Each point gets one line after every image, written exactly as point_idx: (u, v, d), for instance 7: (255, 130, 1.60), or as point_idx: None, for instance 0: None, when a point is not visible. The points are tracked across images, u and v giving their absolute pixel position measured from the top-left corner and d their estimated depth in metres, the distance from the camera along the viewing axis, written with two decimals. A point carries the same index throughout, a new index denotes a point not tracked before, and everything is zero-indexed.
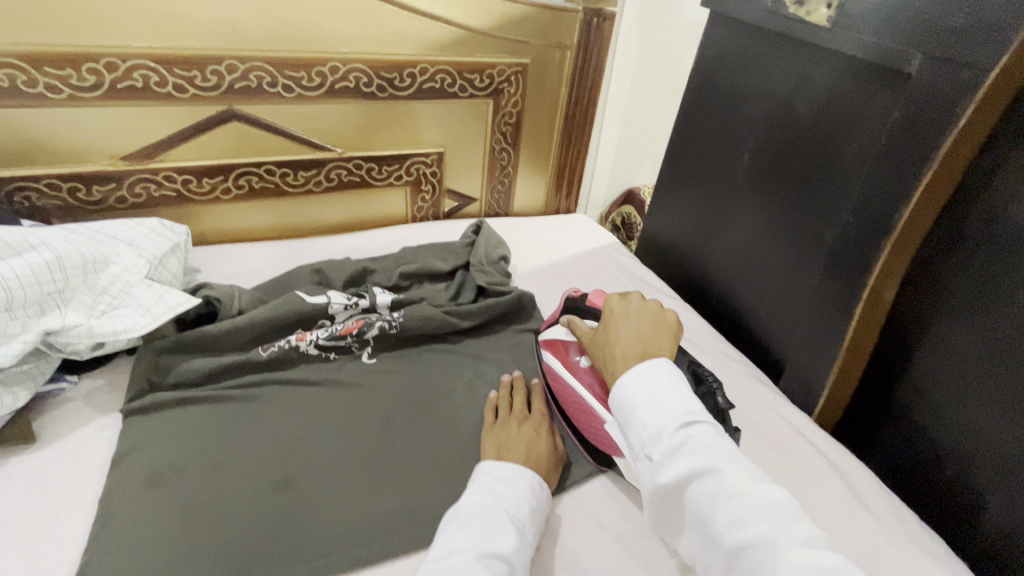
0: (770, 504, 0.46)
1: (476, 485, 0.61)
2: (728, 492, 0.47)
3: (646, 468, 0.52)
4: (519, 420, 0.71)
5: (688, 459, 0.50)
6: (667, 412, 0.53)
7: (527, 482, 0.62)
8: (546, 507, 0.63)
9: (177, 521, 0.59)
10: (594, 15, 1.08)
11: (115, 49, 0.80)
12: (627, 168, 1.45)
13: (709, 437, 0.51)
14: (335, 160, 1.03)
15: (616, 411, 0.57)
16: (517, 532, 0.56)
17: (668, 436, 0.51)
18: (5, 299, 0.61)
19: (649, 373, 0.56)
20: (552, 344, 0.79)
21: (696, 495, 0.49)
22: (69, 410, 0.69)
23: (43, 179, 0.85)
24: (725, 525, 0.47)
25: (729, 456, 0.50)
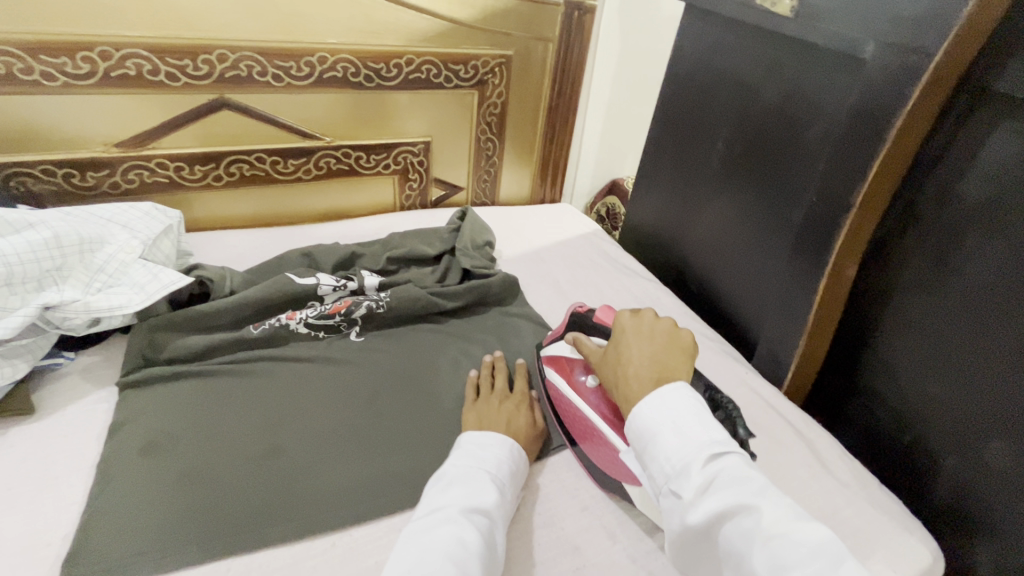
0: (811, 546, 0.44)
1: (459, 450, 0.64)
2: (765, 530, 0.45)
3: (672, 504, 0.50)
4: (500, 397, 0.75)
5: (720, 497, 0.47)
6: (692, 444, 0.51)
7: (507, 446, 0.66)
8: (524, 469, 0.66)
9: (174, 484, 0.62)
10: (575, 8, 1.12)
11: (109, 38, 0.83)
12: (611, 160, 1.49)
13: (738, 470, 0.49)
14: (324, 148, 1.06)
15: (636, 441, 0.55)
16: (497, 490, 0.60)
17: (696, 471, 0.49)
18: (5, 273, 0.64)
19: (672, 402, 0.54)
20: (557, 362, 0.76)
21: (730, 535, 0.47)
22: (67, 384, 0.71)
23: (38, 164, 0.88)
24: (764, 568, 0.44)
25: (762, 490, 0.48)
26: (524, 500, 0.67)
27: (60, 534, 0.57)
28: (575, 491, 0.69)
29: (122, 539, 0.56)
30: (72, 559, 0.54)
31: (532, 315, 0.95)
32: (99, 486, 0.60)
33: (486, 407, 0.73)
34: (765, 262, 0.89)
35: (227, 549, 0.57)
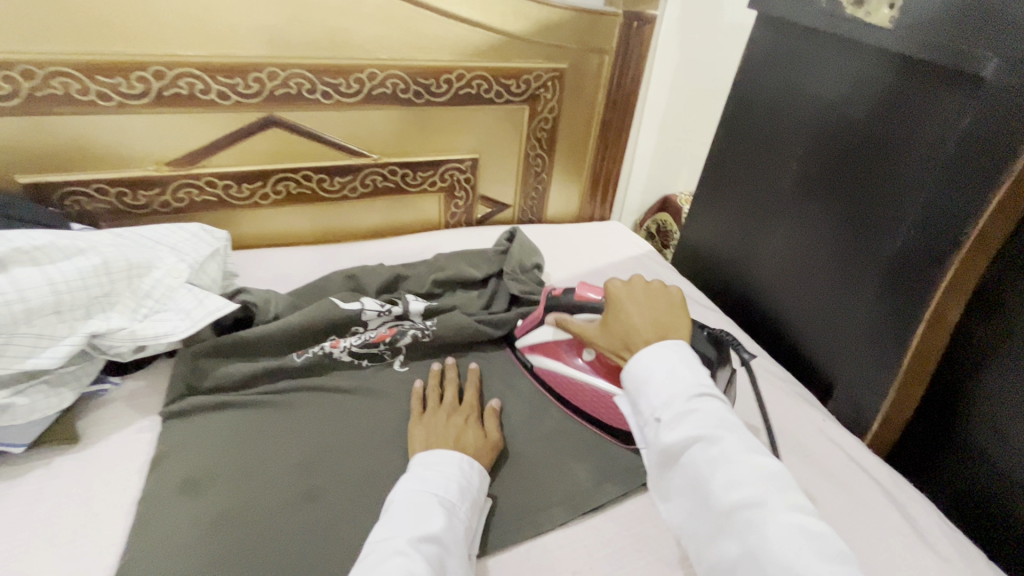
0: (768, 477, 0.47)
1: (406, 475, 0.60)
2: (728, 458, 0.48)
3: (653, 431, 0.54)
4: (449, 410, 0.72)
5: (695, 425, 0.51)
6: (678, 381, 0.54)
7: (459, 465, 0.61)
8: (478, 483, 0.62)
9: (212, 528, 0.59)
10: (634, 19, 1.06)
11: (163, 58, 0.82)
12: (663, 175, 1.41)
13: (719, 409, 0.52)
14: (371, 166, 1.03)
15: (628, 381, 0.58)
16: (446, 513, 0.55)
17: (679, 402, 0.53)
18: (54, 303, 0.62)
19: (666, 350, 0.57)
20: (546, 347, 0.81)
21: (696, 461, 0.50)
22: (112, 411, 0.70)
23: (92, 183, 0.88)
24: (721, 489, 0.48)
25: (734, 428, 0.51)
26: (580, 560, 0.61)
27: None
28: (637, 552, 0.62)
29: None
30: None
31: None
32: (139, 527, 0.58)
33: (436, 422, 0.69)
34: (841, 296, 0.81)
35: None
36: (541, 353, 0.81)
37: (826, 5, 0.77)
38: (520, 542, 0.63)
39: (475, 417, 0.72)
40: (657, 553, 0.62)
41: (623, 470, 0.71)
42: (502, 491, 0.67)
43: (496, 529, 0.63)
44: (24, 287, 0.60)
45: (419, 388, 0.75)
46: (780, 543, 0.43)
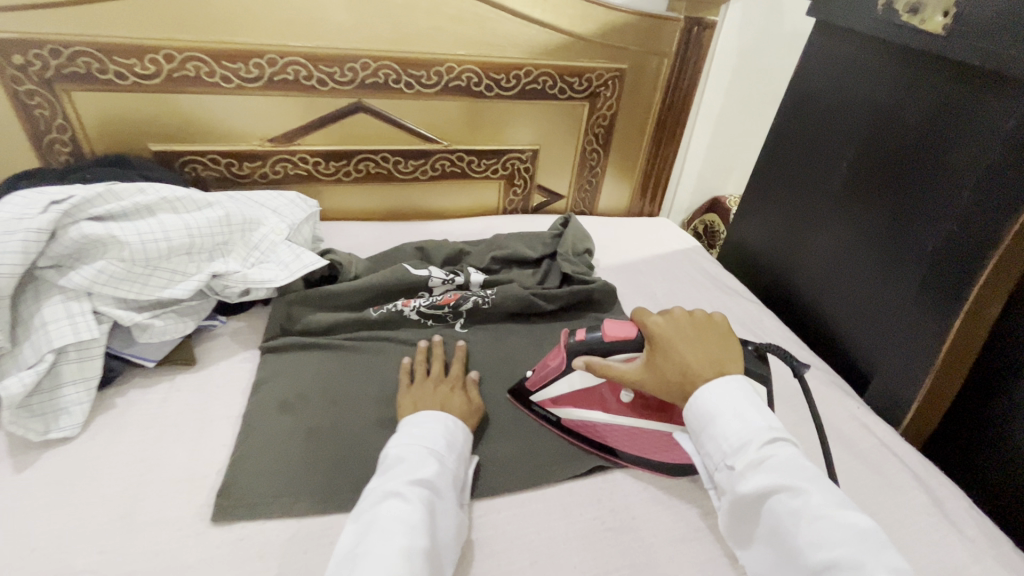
0: (855, 532, 0.49)
1: (396, 435, 0.64)
2: (810, 510, 0.51)
3: (726, 477, 0.57)
4: (435, 381, 0.74)
5: (771, 474, 0.54)
6: (752, 426, 0.58)
7: (447, 423, 0.66)
8: (465, 439, 0.67)
9: (302, 441, 0.70)
10: (695, 24, 1.12)
11: (277, 48, 0.94)
12: (714, 177, 1.46)
13: (793, 456, 0.55)
14: (441, 151, 1.13)
15: (693, 422, 0.62)
16: (436, 462, 0.61)
17: (752, 449, 0.56)
18: (189, 244, 0.75)
19: (730, 388, 0.60)
20: (572, 394, 0.74)
21: (777, 511, 0.53)
22: (219, 343, 0.82)
23: (208, 154, 1.02)
24: (805, 544, 0.50)
25: (813, 477, 0.53)
26: (618, 501, 0.68)
27: (213, 469, 0.65)
28: (670, 501, 0.69)
29: (264, 482, 0.64)
30: (223, 493, 0.62)
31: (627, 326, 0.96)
32: (244, 435, 0.69)
33: (420, 390, 0.73)
34: (884, 292, 0.84)
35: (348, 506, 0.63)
36: (569, 403, 0.74)
37: (882, 12, 0.81)
38: (564, 482, 0.70)
39: (461, 387, 0.75)
40: (687, 503, 0.69)
41: None
42: (548, 437, 0.75)
43: (545, 467, 0.71)
44: (168, 229, 0.73)
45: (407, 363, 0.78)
46: None
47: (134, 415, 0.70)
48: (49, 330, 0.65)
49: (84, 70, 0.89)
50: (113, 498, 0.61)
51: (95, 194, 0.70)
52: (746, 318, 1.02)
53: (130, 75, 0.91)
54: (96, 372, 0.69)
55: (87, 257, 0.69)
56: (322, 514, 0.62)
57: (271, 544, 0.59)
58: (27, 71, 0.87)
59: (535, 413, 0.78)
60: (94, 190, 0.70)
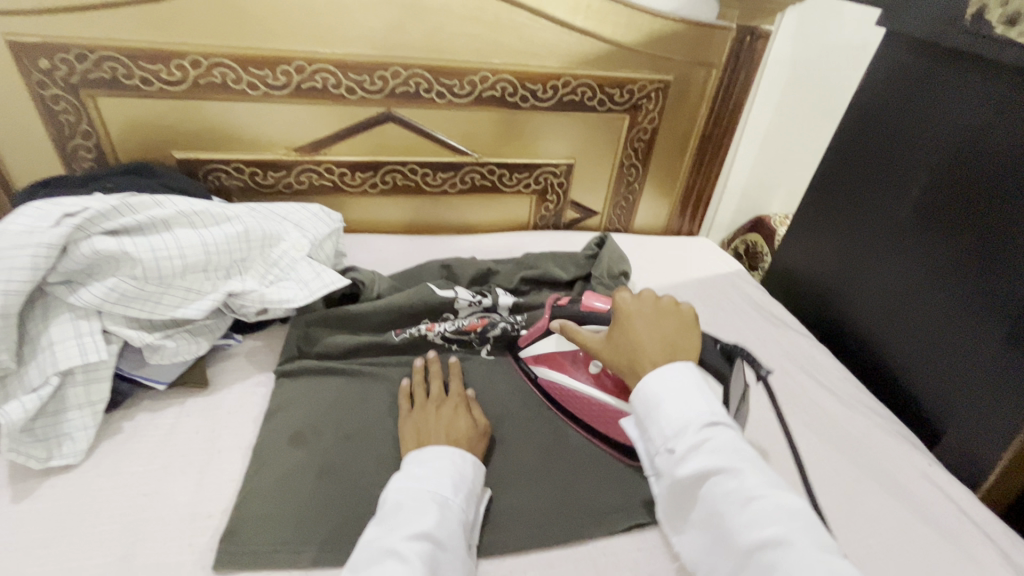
0: (789, 512, 0.46)
1: (399, 475, 0.58)
2: (747, 493, 0.48)
3: (665, 461, 0.53)
4: (437, 404, 0.69)
5: (710, 457, 0.51)
6: (693, 409, 0.54)
7: (452, 460, 0.60)
8: (472, 474, 0.61)
9: (314, 479, 0.64)
10: (748, 34, 1.04)
11: (305, 55, 0.90)
12: (758, 194, 1.37)
13: (733, 440, 0.52)
14: (472, 164, 1.08)
15: (639, 407, 0.57)
16: (439, 508, 0.54)
17: (692, 432, 0.52)
18: (205, 261, 0.71)
19: (679, 373, 0.56)
20: (549, 357, 0.78)
21: (713, 494, 0.49)
22: (234, 364, 0.78)
23: (232, 163, 0.98)
24: (739, 524, 0.47)
25: (749, 460, 0.51)
26: (657, 566, 0.61)
27: (219, 508, 0.60)
28: None
29: (271, 526, 0.59)
30: (227, 537, 0.57)
31: None
32: (253, 470, 0.64)
33: (421, 416, 0.68)
34: (958, 339, 0.76)
35: None
36: (546, 364, 0.78)
37: (970, 24, 0.72)
38: (598, 538, 0.63)
39: (464, 405, 0.70)
40: None
41: None
42: (580, 485, 0.68)
43: (576, 519, 0.64)
44: (183, 245, 0.69)
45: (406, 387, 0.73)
46: None
47: (141, 442, 0.66)
48: (56, 351, 0.62)
49: (110, 75, 0.86)
50: (112, 537, 0.57)
51: (110, 207, 0.66)
52: (797, 353, 0.94)
53: (156, 81, 0.88)
54: (103, 396, 0.65)
55: (99, 274, 0.66)
56: (332, 566, 0.57)
57: None
58: (53, 75, 0.85)
59: (565, 455, 0.72)
60: (108, 204, 0.66)
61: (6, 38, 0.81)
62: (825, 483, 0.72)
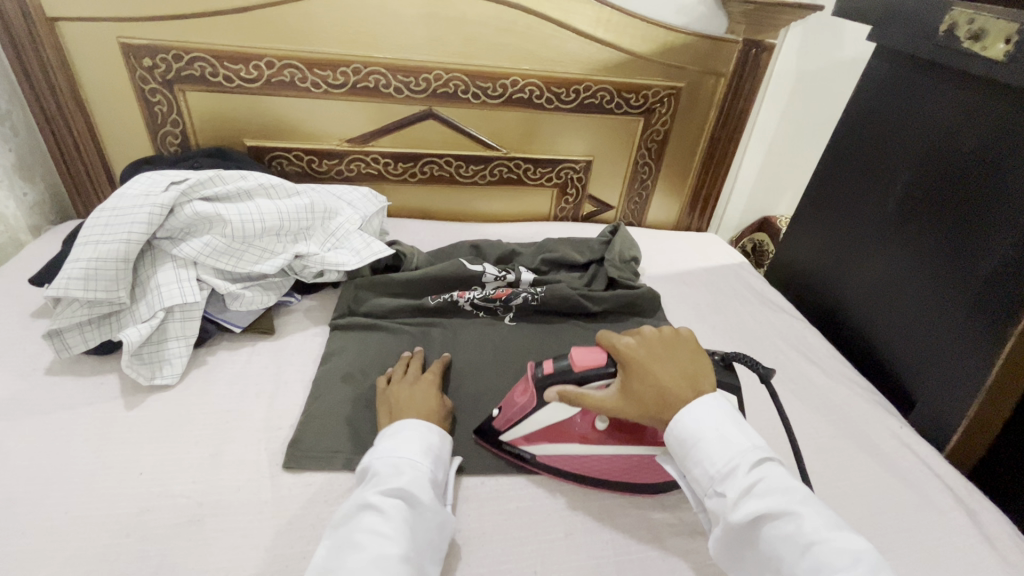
0: (851, 552, 0.48)
1: (378, 443, 0.64)
2: (807, 536, 0.50)
3: (715, 504, 0.55)
4: (411, 381, 0.76)
5: (764, 499, 0.52)
6: (736, 447, 0.56)
7: (421, 430, 0.65)
8: (440, 442, 0.66)
9: (363, 407, 0.77)
10: (753, 46, 1.15)
11: (362, 58, 1.04)
12: (765, 196, 1.47)
13: (780, 478, 0.54)
14: (500, 158, 1.21)
15: (676, 445, 0.59)
16: (413, 472, 0.60)
17: (741, 473, 0.54)
18: (279, 226, 0.85)
19: (712, 410, 0.58)
20: (547, 430, 0.69)
21: (773, 537, 0.51)
22: (294, 317, 0.92)
23: (293, 151, 1.13)
24: (804, 569, 0.49)
25: (803, 499, 0.52)
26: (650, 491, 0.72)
27: (287, 424, 0.74)
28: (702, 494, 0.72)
29: (330, 438, 0.71)
30: (295, 444, 0.70)
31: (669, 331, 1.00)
32: (313, 398, 0.77)
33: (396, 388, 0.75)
34: (929, 323, 0.85)
35: None
36: (542, 439, 0.70)
37: (942, 39, 0.82)
38: None
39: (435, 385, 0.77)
40: None
41: None
42: None
43: None
44: (262, 211, 0.83)
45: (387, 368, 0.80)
46: None
47: (223, 372, 0.80)
48: (162, 292, 0.76)
49: (199, 73, 1.02)
50: (204, 439, 0.70)
51: (207, 177, 0.81)
52: (789, 334, 1.04)
53: (236, 79, 1.04)
54: (195, 331, 0.79)
55: (196, 233, 0.80)
56: None
57: (335, 491, 0.66)
58: (153, 72, 1.01)
59: None
60: (205, 174, 0.81)
61: (119, 40, 0.97)
62: (804, 438, 0.82)
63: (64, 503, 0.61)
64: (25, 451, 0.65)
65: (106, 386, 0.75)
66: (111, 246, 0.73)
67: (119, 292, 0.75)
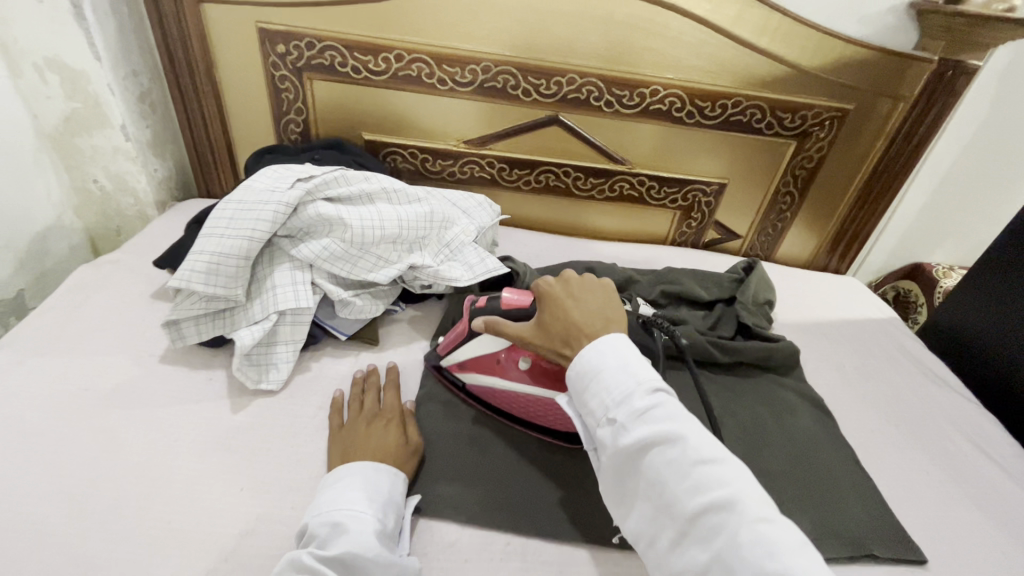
0: (727, 474, 0.48)
1: (316, 502, 0.58)
2: (689, 459, 0.49)
3: (608, 433, 0.54)
4: (368, 419, 0.68)
5: (652, 425, 0.51)
6: (634, 376, 0.55)
7: (364, 476, 0.60)
8: (392, 486, 0.61)
9: (466, 445, 0.71)
10: (951, 68, 0.96)
11: (492, 56, 0.97)
12: (922, 238, 1.26)
13: (672, 405, 0.53)
14: (623, 173, 1.10)
15: (577, 380, 0.58)
16: (348, 525, 0.55)
17: (636, 400, 0.53)
18: (397, 235, 0.79)
19: (614, 342, 0.58)
20: (475, 362, 0.74)
21: (657, 462, 0.50)
22: (398, 328, 0.87)
23: (408, 148, 1.09)
24: (684, 491, 0.48)
25: (689, 424, 0.51)
26: None
27: None
28: None
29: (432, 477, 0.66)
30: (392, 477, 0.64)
31: (813, 396, 0.85)
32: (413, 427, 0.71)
33: (349, 431, 0.66)
34: None
35: (506, 527, 0.63)
36: (470, 369, 0.74)
37: None
38: None
39: (398, 419, 0.69)
40: None
41: (857, 534, 0.67)
42: None
43: None
44: (383, 217, 0.78)
45: (340, 397, 0.72)
46: (742, 543, 0.44)
47: (324, 381, 0.76)
48: (277, 293, 0.74)
49: (329, 62, 0.99)
50: (303, 456, 0.66)
51: (332, 177, 0.77)
52: (961, 421, 0.86)
53: (364, 70, 1.00)
54: (303, 336, 0.76)
55: (314, 234, 0.77)
56: (480, 527, 0.63)
57: (434, 542, 0.61)
58: (285, 59, 0.99)
59: None
60: (331, 173, 0.77)
61: (257, 25, 0.96)
62: (987, 563, 0.67)
63: (169, 507, 0.59)
64: (136, 445, 0.65)
65: (213, 382, 0.73)
66: (235, 242, 0.71)
67: (236, 289, 0.72)
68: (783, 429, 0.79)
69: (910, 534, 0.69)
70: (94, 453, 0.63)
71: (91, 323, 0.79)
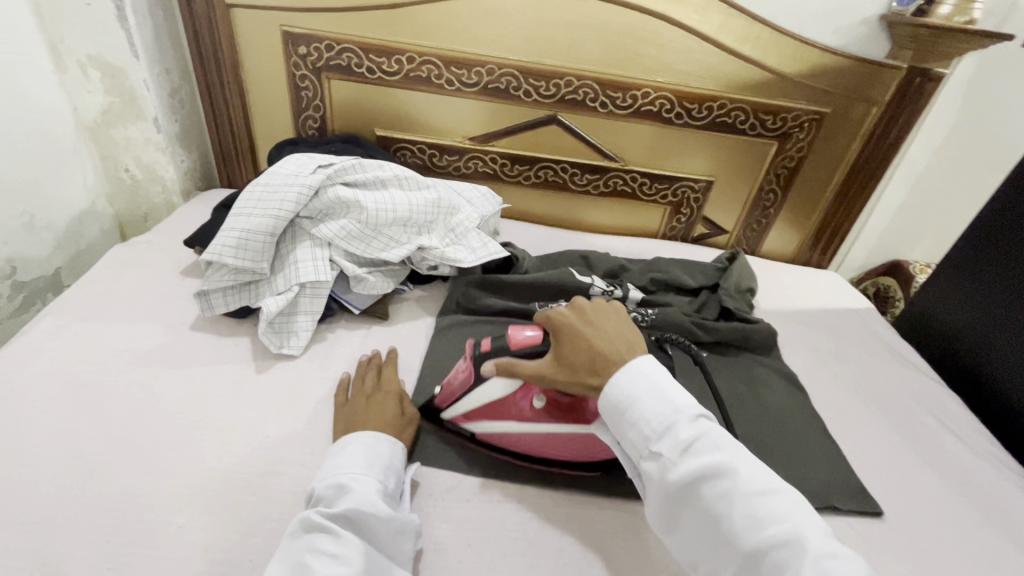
0: (782, 505, 0.48)
1: (320, 469, 0.62)
2: (743, 492, 0.49)
3: (653, 466, 0.53)
4: (371, 393, 0.73)
5: (701, 457, 0.51)
6: (673, 404, 0.55)
7: (364, 443, 0.64)
8: (391, 452, 0.65)
9: None
10: (919, 75, 1.04)
11: (496, 59, 1.05)
12: (900, 236, 1.34)
13: (717, 433, 0.53)
14: (617, 170, 1.18)
15: (610, 409, 0.57)
16: (351, 486, 0.59)
17: (680, 430, 0.53)
18: (407, 218, 0.87)
19: (645, 368, 0.57)
20: (488, 408, 0.70)
21: (710, 495, 0.50)
22: (406, 306, 0.94)
23: (417, 144, 1.17)
24: (744, 526, 0.48)
25: (736, 453, 0.51)
26: None
27: None
28: None
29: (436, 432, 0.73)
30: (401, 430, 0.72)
31: (787, 373, 0.92)
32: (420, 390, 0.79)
33: (352, 404, 0.71)
34: None
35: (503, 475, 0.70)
36: (483, 417, 0.70)
37: None
38: None
39: (399, 394, 0.74)
40: None
41: (821, 490, 0.73)
42: None
43: None
44: (395, 201, 0.86)
45: (345, 379, 0.76)
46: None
47: (338, 350, 0.83)
48: (299, 267, 0.82)
49: (346, 63, 1.08)
50: (320, 412, 0.74)
51: (350, 164, 0.86)
52: (925, 398, 0.93)
53: (378, 71, 1.08)
54: (321, 308, 0.83)
55: (333, 215, 0.85)
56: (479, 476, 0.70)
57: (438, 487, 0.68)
58: (306, 60, 1.08)
59: None
60: (349, 161, 0.86)
61: (281, 28, 1.05)
62: (938, 519, 0.73)
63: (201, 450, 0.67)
64: (171, 398, 0.72)
65: (239, 347, 0.81)
66: (262, 220, 0.79)
67: (262, 263, 0.80)
68: (758, 400, 0.86)
69: (870, 492, 0.75)
70: (134, 404, 0.71)
71: (127, 294, 0.86)
